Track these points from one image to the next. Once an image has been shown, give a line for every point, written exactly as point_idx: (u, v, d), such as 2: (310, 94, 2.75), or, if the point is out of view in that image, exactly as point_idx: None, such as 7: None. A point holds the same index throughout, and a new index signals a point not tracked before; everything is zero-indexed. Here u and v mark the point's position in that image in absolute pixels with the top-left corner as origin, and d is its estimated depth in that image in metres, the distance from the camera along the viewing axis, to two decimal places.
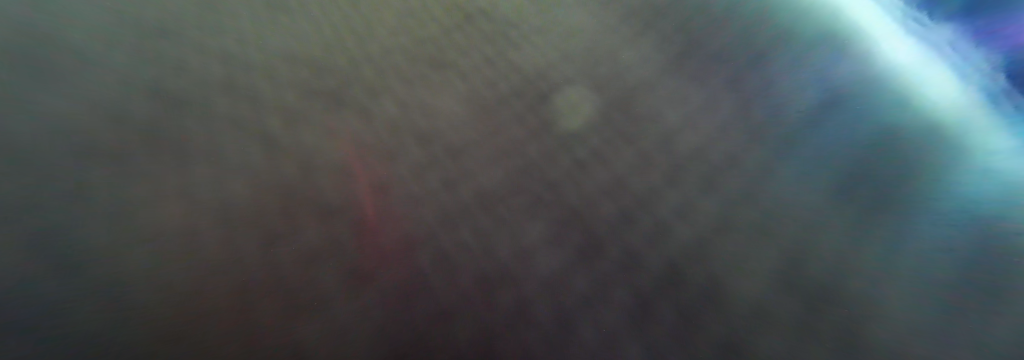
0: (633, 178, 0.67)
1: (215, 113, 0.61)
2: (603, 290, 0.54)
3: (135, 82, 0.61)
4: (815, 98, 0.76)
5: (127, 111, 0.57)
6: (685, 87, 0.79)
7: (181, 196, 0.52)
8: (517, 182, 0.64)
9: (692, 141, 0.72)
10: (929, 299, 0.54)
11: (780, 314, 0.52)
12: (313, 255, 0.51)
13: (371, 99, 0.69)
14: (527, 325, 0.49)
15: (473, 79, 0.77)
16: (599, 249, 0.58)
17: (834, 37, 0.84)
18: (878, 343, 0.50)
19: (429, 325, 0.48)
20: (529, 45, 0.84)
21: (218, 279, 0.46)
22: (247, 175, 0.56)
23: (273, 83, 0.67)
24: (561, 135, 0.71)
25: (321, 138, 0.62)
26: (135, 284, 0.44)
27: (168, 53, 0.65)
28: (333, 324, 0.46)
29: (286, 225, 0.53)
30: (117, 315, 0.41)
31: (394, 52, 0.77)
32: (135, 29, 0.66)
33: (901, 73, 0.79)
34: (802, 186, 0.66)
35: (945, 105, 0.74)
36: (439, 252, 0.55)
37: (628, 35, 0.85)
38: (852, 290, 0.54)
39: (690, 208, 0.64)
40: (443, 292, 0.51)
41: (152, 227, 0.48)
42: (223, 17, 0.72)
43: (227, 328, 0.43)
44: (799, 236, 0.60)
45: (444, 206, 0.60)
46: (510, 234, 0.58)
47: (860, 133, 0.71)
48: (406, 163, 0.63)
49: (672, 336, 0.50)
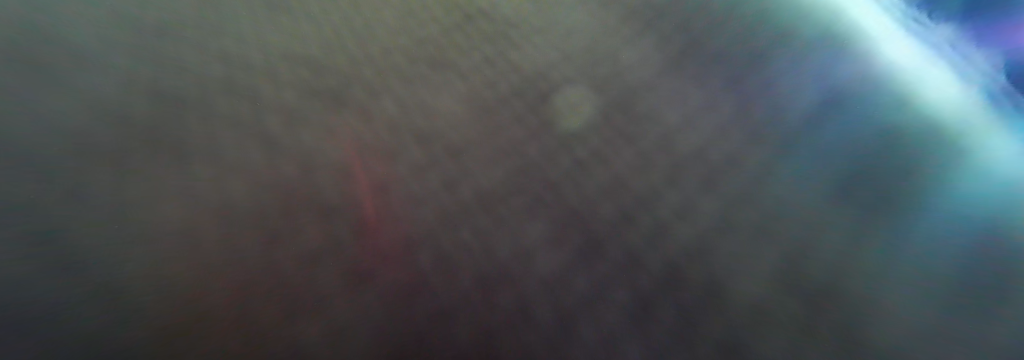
0: (632, 178, 0.67)
1: (217, 113, 0.62)
2: (603, 290, 0.54)
3: (133, 81, 0.61)
4: (815, 98, 0.76)
5: (126, 110, 0.58)
6: (684, 87, 0.79)
7: (180, 196, 0.52)
8: (516, 182, 0.65)
9: (690, 142, 0.72)
10: (926, 299, 0.54)
11: (779, 313, 0.52)
12: (313, 255, 0.51)
13: (371, 99, 0.69)
14: (528, 326, 0.49)
15: (473, 79, 0.77)
16: (599, 250, 0.58)
17: (833, 38, 0.85)
18: (877, 342, 0.50)
19: (429, 324, 0.48)
20: (529, 45, 0.84)
21: (217, 280, 0.47)
22: (248, 176, 0.56)
23: (274, 84, 0.67)
24: (561, 135, 0.72)
25: (322, 138, 0.63)
26: (136, 283, 0.44)
27: (169, 54, 0.66)
28: (334, 324, 0.46)
29: (286, 226, 0.53)
30: (115, 316, 0.41)
31: (394, 53, 0.78)
32: (136, 30, 0.67)
33: (899, 74, 0.79)
34: (801, 188, 0.65)
35: (943, 106, 0.75)
36: (439, 252, 0.55)
37: (628, 35, 0.86)
38: (852, 291, 0.54)
39: (689, 208, 0.64)
40: (443, 292, 0.51)
41: (153, 228, 0.49)
42: (225, 18, 0.72)
43: (228, 329, 0.43)
44: (800, 236, 0.60)
45: (444, 206, 0.60)
46: (510, 233, 0.58)
47: (860, 133, 0.71)
48: (407, 163, 0.64)
49: (672, 336, 0.50)
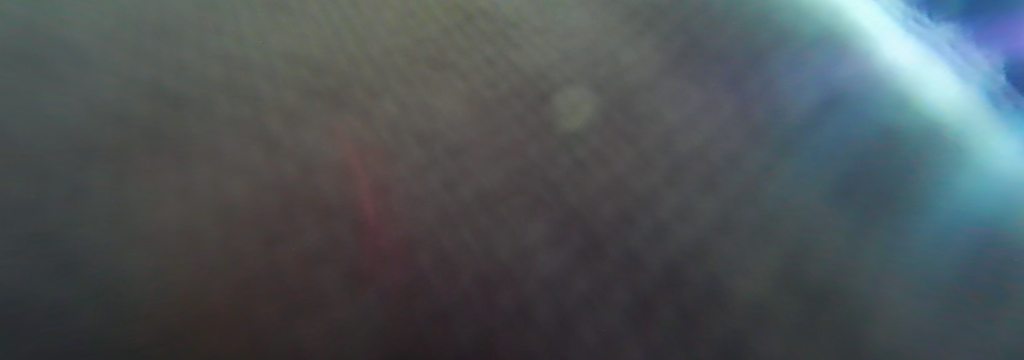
0: (632, 178, 0.68)
1: (217, 113, 0.61)
2: (603, 291, 0.54)
3: (133, 82, 0.61)
4: (814, 98, 0.76)
5: (126, 110, 0.58)
6: (684, 87, 0.79)
7: (180, 197, 0.52)
8: (517, 182, 0.65)
9: (690, 142, 0.72)
10: (924, 297, 0.54)
11: (779, 313, 0.52)
12: (314, 256, 0.51)
13: (371, 99, 0.69)
14: (529, 326, 0.49)
15: (473, 79, 0.77)
16: (600, 250, 0.58)
17: (832, 38, 0.85)
18: (876, 343, 0.50)
19: (430, 324, 0.47)
20: (529, 45, 0.84)
21: (215, 281, 0.46)
22: (249, 175, 0.56)
23: (274, 84, 0.67)
24: (561, 135, 0.72)
25: (322, 138, 0.62)
26: (135, 283, 0.43)
27: (169, 54, 0.66)
28: (334, 324, 0.46)
29: (286, 227, 0.53)
30: (114, 316, 0.41)
31: (394, 53, 0.78)
32: (136, 30, 0.66)
33: (898, 72, 0.79)
34: (801, 188, 0.66)
35: (942, 105, 0.75)
36: (439, 252, 0.55)
37: (628, 35, 0.86)
38: (849, 289, 0.54)
39: (689, 208, 0.64)
40: (443, 292, 0.50)
41: (151, 229, 0.48)
42: (225, 18, 0.72)
43: (227, 328, 0.43)
44: (799, 236, 0.60)
45: (444, 205, 0.60)
46: (511, 234, 0.58)
47: (859, 132, 0.71)
48: (407, 163, 0.64)
49: (673, 336, 0.50)
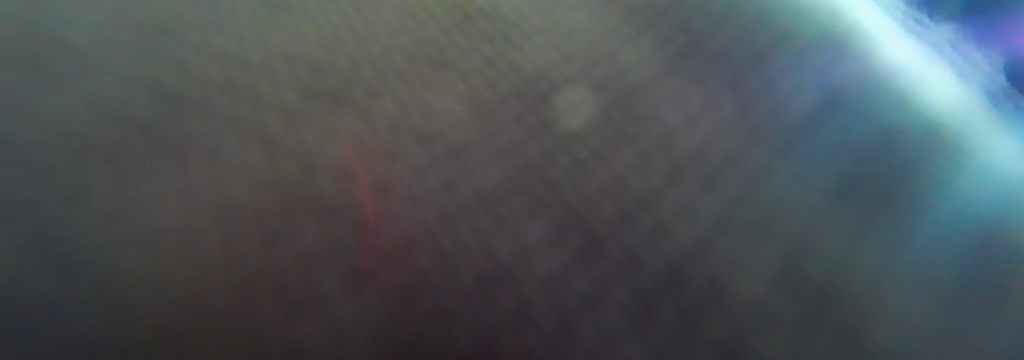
0: (632, 178, 0.68)
1: (217, 113, 0.62)
2: (603, 290, 0.54)
3: (132, 82, 0.61)
4: (814, 98, 0.76)
5: (126, 110, 0.58)
6: (684, 87, 0.79)
7: (180, 197, 0.52)
8: (516, 182, 0.65)
9: (690, 142, 0.72)
10: (925, 297, 0.54)
11: (779, 313, 0.52)
12: (314, 255, 0.51)
13: (371, 99, 0.69)
14: (528, 326, 0.49)
15: (473, 79, 0.77)
16: (599, 250, 0.58)
17: (832, 38, 0.85)
18: (877, 343, 0.49)
19: (429, 324, 0.47)
20: (529, 45, 0.84)
21: (214, 280, 0.46)
22: (249, 175, 0.56)
23: (274, 84, 0.67)
24: (560, 135, 0.72)
25: (322, 138, 0.63)
26: (135, 283, 0.44)
27: (170, 54, 0.66)
28: (333, 323, 0.46)
29: (286, 227, 0.53)
30: (114, 315, 0.41)
31: (394, 53, 0.78)
32: (136, 31, 0.67)
33: (898, 73, 0.79)
34: (801, 188, 0.65)
35: (942, 105, 0.75)
36: (439, 252, 0.55)
37: (628, 35, 0.86)
38: (850, 290, 0.54)
39: (689, 208, 0.64)
40: (442, 292, 0.50)
41: (151, 229, 0.48)
42: (225, 19, 0.72)
43: (227, 328, 0.43)
44: (799, 236, 0.60)
45: (444, 205, 0.60)
46: (511, 234, 0.58)
47: (859, 132, 0.71)
48: (407, 163, 0.64)
49: (672, 335, 0.50)
